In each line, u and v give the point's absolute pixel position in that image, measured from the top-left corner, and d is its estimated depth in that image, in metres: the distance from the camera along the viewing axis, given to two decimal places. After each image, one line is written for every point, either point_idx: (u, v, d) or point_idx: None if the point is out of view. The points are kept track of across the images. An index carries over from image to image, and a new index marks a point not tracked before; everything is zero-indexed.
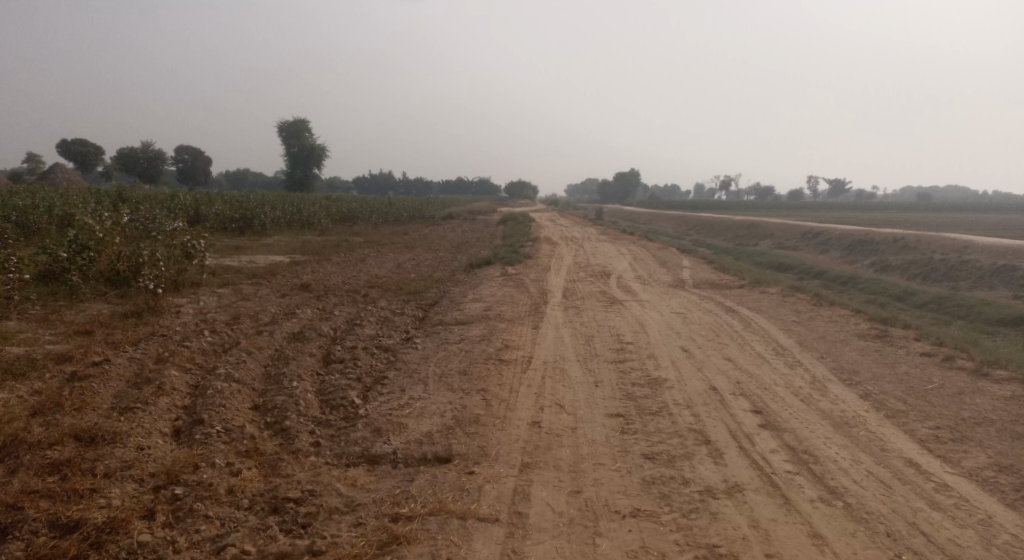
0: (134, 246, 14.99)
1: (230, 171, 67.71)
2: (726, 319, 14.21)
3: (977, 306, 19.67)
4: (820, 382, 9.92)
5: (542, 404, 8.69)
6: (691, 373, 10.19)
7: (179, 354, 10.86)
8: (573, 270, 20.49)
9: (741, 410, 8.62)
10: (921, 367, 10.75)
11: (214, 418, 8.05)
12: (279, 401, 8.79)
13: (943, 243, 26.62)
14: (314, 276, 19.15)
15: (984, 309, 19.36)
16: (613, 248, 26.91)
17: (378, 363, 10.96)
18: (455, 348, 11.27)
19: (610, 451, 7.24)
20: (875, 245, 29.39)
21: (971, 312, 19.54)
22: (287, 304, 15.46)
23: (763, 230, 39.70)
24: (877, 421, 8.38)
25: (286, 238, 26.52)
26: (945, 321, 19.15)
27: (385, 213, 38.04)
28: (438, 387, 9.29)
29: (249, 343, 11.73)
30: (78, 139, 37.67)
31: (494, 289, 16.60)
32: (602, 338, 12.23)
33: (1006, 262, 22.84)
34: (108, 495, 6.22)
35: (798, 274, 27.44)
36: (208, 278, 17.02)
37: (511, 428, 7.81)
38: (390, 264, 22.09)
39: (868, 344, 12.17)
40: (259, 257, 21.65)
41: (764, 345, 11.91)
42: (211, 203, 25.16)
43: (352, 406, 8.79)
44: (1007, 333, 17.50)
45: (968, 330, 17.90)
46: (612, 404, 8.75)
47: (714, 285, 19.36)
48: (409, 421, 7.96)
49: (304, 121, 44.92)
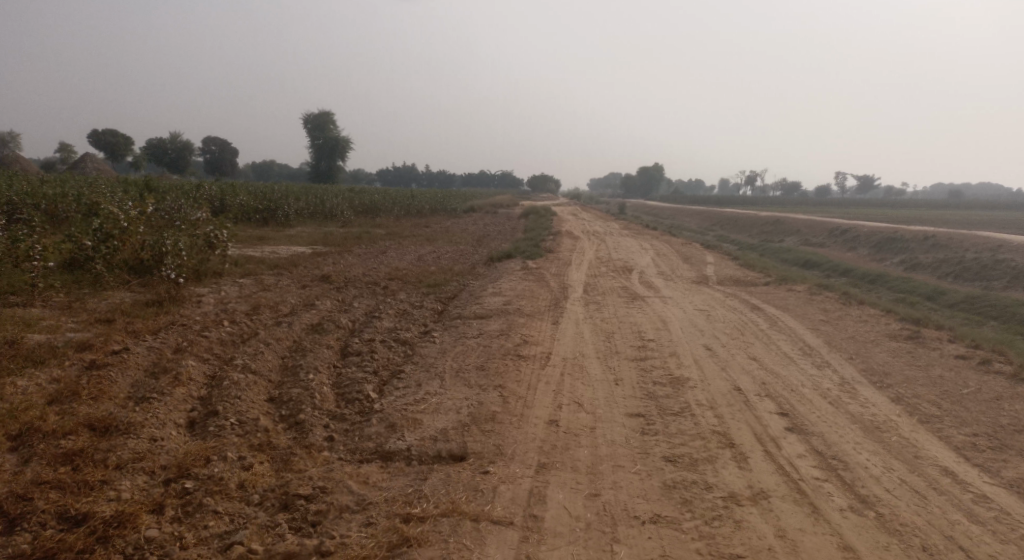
0: (157, 235, 14.97)
1: (256, 162, 68.10)
2: (751, 317, 13.90)
3: (1010, 307, 19.18)
4: (848, 384, 9.63)
5: (561, 401, 8.49)
6: (715, 372, 9.94)
7: (197, 344, 10.78)
8: (596, 264, 20.26)
9: (766, 412, 8.37)
10: (955, 370, 10.41)
11: (228, 410, 7.94)
12: (295, 393, 8.67)
13: (975, 241, 26.02)
14: (335, 266, 19.08)
15: (1018, 310, 18.86)
16: (637, 242, 26.62)
17: (395, 356, 10.81)
18: (474, 343, 11.10)
19: (630, 453, 7.04)
20: (905, 243, 28.83)
21: (1003, 312, 19.07)
22: (307, 295, 15.38)
23: (789, 226, 39.13)
24: (909, 426, 8.09)
25: (309, 229, 26.51)
26: (976, 321, 18.70)
27: (408, 206, 37.99)
28: (455, 382, 9.13)
29: (267, 334, 11.62)
30: (108, 129, 38.01)
31: (515, 283, 16.42)
32: (624, 334, 12.01)
33: None
34: (118, 488, 6.11)
35: (824, 271, 26.97)
36: (229, 268, 16.99)
37: (528, 427, 7.63)
38: (411, 256, 21.96)
39: (898, 345, 11.85)
40: (281, 247, 21.62)
41: (791, 345, 11.62)
42: (236, 193, 25.17)
43: (367, 401, 8.65)
44: None
45: (1001, 331, 17.43)
46: (632, 403, 8.54)
47: (738, 282, 19.03)
48: (423, 417, 7.79)
49: (329, 113, 45.01)
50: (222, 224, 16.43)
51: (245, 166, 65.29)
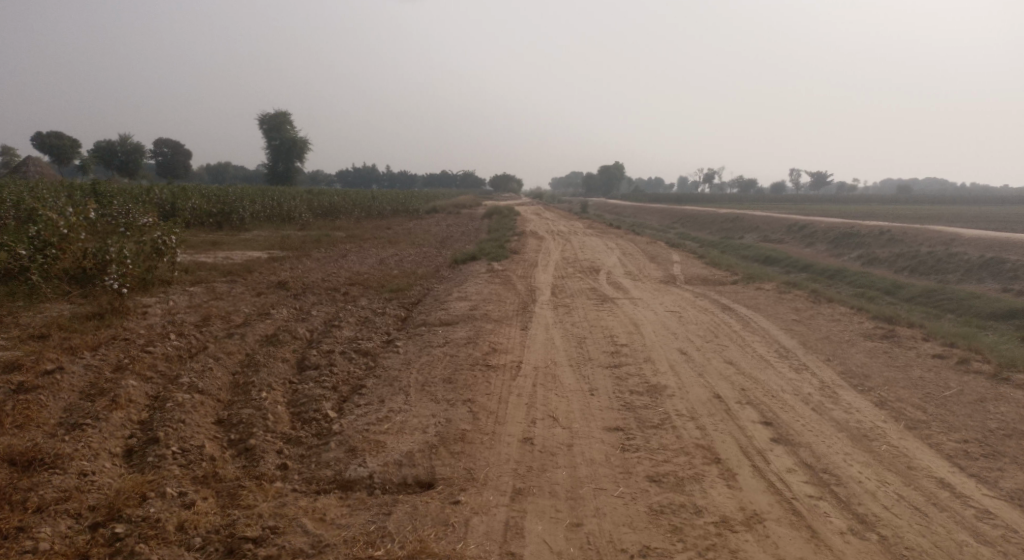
0: (101, 242, 14.11)
1: (211, 165, 66.49)
2: (723, 318, 13.50)
3: (968, 299, 19.15)
4: (830, 388, 9.23)
5: (534, 416, 7.94)
6: (692, 379, 9.48)
7: (140, 361, 10.03)
8: (561, 265, 19.77)
9: (750, 422, 7.92)
10: (935, 371, 10.09)
11: (170, 437, 7.26)
12: (246, 415, 8.00)
13: (930, 235, 26.11)
14: (292, 272, 18.29)
15: (976, 302, 18.80)
16: (600, 242, 26.24)
17: (356, 369, 10.17)
18: (439, 353, 10.50)
19: (612, 473, 6.52)
20: (862, 238, 28.88)
21: (961, 305, 19.02)
22: (262, 304, 14.63)
23: (748, 223, 39.14)
24: (899, 433, 7.70)
25: (265, 233, 25.63)
26: (936, 314, 18.61)
27: (368, 208, 37.12)
28: (420, 398, 8.52)
29: (217, 348, 10.89)
30: (54, 132, 36.59)
31: (479, 287, 15.83)
32: (595, 339, 11.50)
33: (995, 254, 22.34)
34: (36, 536, 5.46)
35: (785, 267, 26.84)
36: (180, 276, 16.13)
37: (500, 447, 7.06)
38: (372, 260, 21.24)
39: (875, 346, 11.50)
40: (236, 253, 20.76)
41: (767, 347, 11.21)
42: (188, 197, 24.21)
43: (325, 421, 8.01)
44: (1000, 328, 16.98)
45: (962, 325, 17.31)
46: (609, 416, 8.02)
47: (705, 281, 18.67)
48: (387, 439, 7.18)
49: (286, 113, 43.96)
50: (172, 229, 15.62)
51: (199, 170, 63.74)
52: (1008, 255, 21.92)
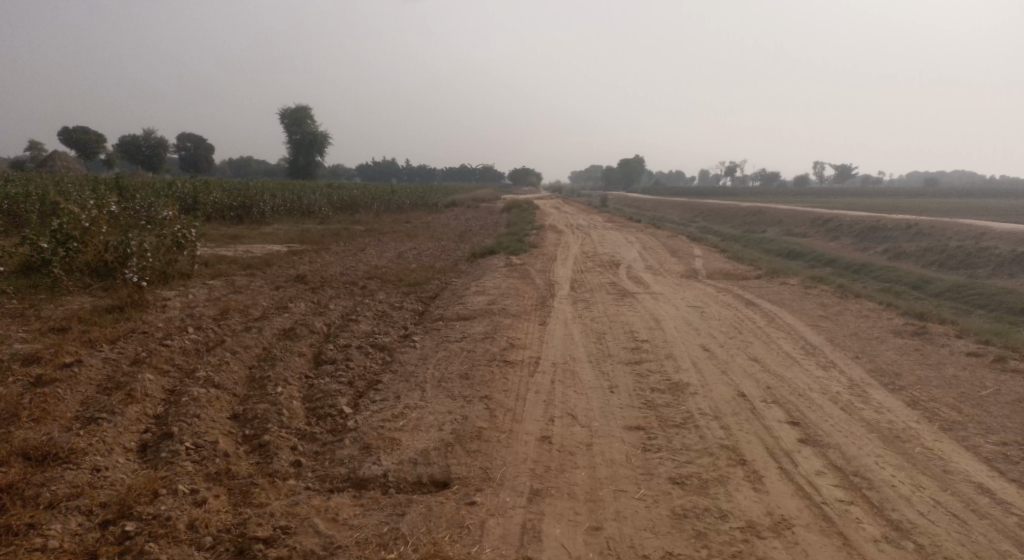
0: (122, 235, 14.06)
1: (233, 159, 66.82)
2: (747, 314, 13.22)
3: (998, 295, 18.70)
4: (859, 386, 8.97)
5: (552, 414, 7.76)
6: (715, 376, 9.24)
7: (157, 355, 9.95)
8: (581, 259, 19.55)
9: (776, 421, 7.69)
10: (968, 370, 9.79)
11: (184, 432, 7.15)
12: (260, 410, 7.87)
13: (959, 229, 25.57)
14: (311, 266, 18.21)
15: (1006, 298, 18.35)
16: (621, 235, 25.97)
17: (373, 364, 10.03)
18: (456, 348, 10.34)
19: (633, 474, 6.33)
20: (887, 232, 28.36)
21: (991, 300, 18.59)
22: (280, 297, 14.54)
23: (771, 217, 38.61)
24: (932, 435, 7.46)
25: (286, 227, 25.61)
26: (965, 310, 18.19)
27: (388, 201, 37.05)
28: (436, 394, 8.36)
29: (234, 341, 10.79)
30: (80, 127, 36.85)
31: (499, 281, 15.65)
32: (616, 335, 11.29)
33: None
34: (46, 534, 5.36)
35: (808, 262, 26.43)
36: (199, 269, 16.09)
37: (517, 445, 6.88)
38: (391, 253, 21.12)
39: (905, 343, 11.20)
40: (256, 246, 20.72)
41: (793, 344, 10.94)
42: (209, 190, 24.21)
43: (340, 417, 7.87)
44: None
45: (993, 321, 16.90)
46: (630, 414, 7.81)
47: (728, 276, 18.36)
48: (402, 436, 7.03)
49: (307, 108, 44.01)
50: (192, 223, 15.54)
51: (221, 164, 64.07)
52: None
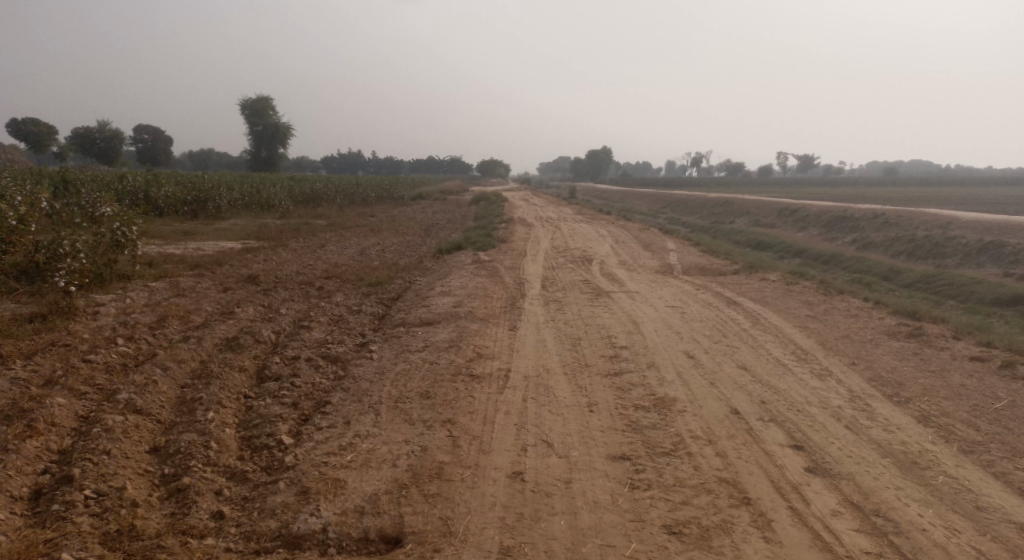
0: (55, 233, 12.61)
1: (194, 153, 64.87)
2: (730, 314, 12.30)
3: (970, 285, 18.07)
4: (862, 400, 8.05)
5: (524, 442, 6.73)
6: (704, 390, 8.27)
7: (74, 375, 8.71)
8: (551, 255, 18.57)
9: (777, 445, 6.76)
10: (975, 378, 8.95)
11: (87, 475, 6.08)
12: (185, 442, 6.74)
13: (926, 218, 24.99)
14: (265, 265, 16.94)
15: (979, 288, 17.71)
16: (591, 229, 25.07)
17: (322, 380, 8.89)
18: (416, 360, 9.25)
19: (621, 523, 5.50)
20: (855, 221, 27.73)
21: (962, 290, 17.95)
22: (227, 301, 13.33)
23: (738, 208, 37.96)
24: (955, 458, 6.62)
25: (244, 222, 24.23)
26: (936, 301, 17.53)
27: (352, 195, 35.68)
28: (391, 419, 7.29)
29: (167, 355, 9.57)
30: (30, 118, 34.78)
31: (464, 279, 14.61)
32: (591, 340, 10.30)
33: (994, 238, 21.24)
34: None
35: (777, 253, 25.74)
36: (142, 270, 14.76)
37: (483, 485, 5.91)
38: (352, 250, 19.92)
39: (902, 346, 10.35)
40: (208, 244, 19.40)
41: (783, 349, 10.03)
42: (160, 184, 22.71)
43: (279, 449, 6.77)
44: (1006, 315, 15.92)
45: (967, 312, 16.25)
46: (613, 440, 6.82)
47: (704, 271, 17.46)
48: (347, 476, 6.05)
49: (268, 99, 42.39)
50: (134, 218, 14.20)
51: (182, 156, 62.01)
52: (1008, 239, 20.80)
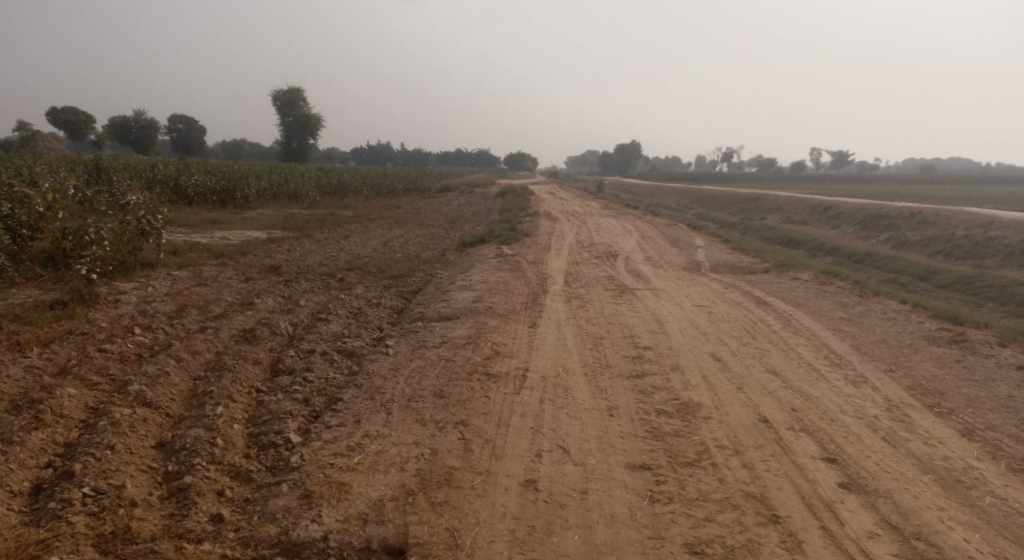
0: (81, 220, 12.43)
1: (226, 143, 65.23)
2: (760, 315, 11.88)
3: (1010, 287, 17.41)
4: (899, 409, 7.64)
5: (539, 448, 6.42)
6: (731, 395, 7.88)
7: (86, 364, 8.50)
8: (576, 250, 18.20)
9: (808, 458, 6.40)
10: (1022, 388, 8.50)
11: (87, 472, 5.86)
12: (190, 438, 6.49)
13: (965, 217, 24.22)
14: (288, 255, 16.74)
15: (1020, 291, 17.05)
16: (618, 224, 24.65)
17: (336, 376, 8.62)
18: (432, 357, 8.96)
19: (639, 539, 5.33)
20: (890, 220, 26.98)
21: (1001, 293, 17.30)
22: (247, 291, 13.13)
23: (769, 204, 37.21)
24: (1001, 478, 6.27)
25: (270, 212, 24.09)
26: (974, 303, 16.92)
27: (378, 185, 35.46)
28: (403, 419, 7.02)
29: (182, 346, 9.34)
30: (67, 107, 35.01)
31: (486, 274, 14.31)
32: (613, 339, 9.96)
33: None
34: None
35: (809, 251, 25.11)
36: (166, 258, 14.60)
37: (494, 494, 5.74)
38: (375, 242, 19.70)
39: (943, 352, 9.88)
40: (233, 233, 19.25)
41: (816, 353, 9.61)
42: (189, 172, 22.62)
43: (285, 449, 6.50)
44: None
45: (1007, 316, 15.65)
46: (634, 447, 6.49)
47: (733, 269, 16.99)
48: (353, 480, 5.86)
49: (299, 89, 42.35)
50: (159, 207, 14.02)
51: (213, 145, 62.36)
52: None
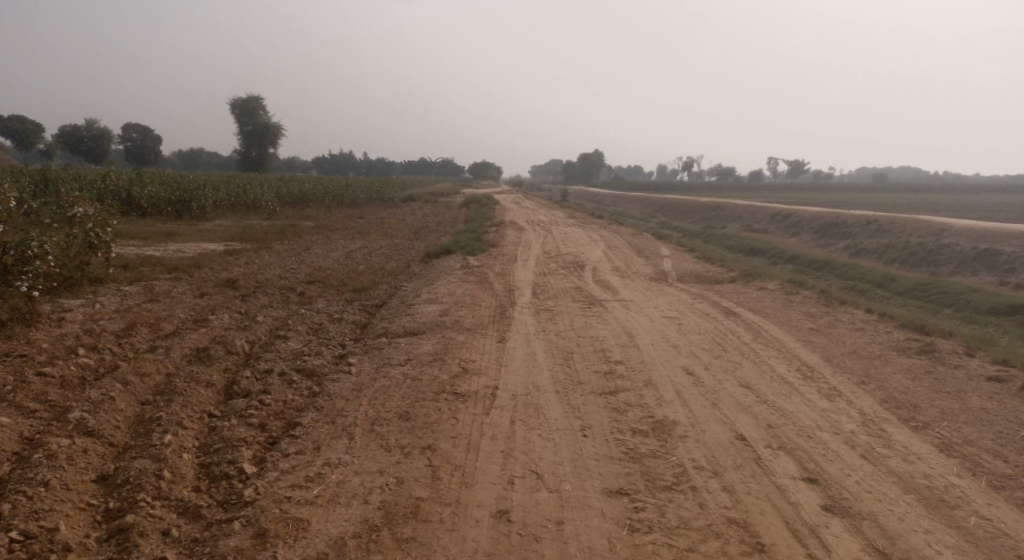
0: (24, 233, 11.78)
1: (183, 153, 63.95)
2: (730, 326, 11.68)
3: (965, 293, 17.53)
4: (877, 424, 7.44)
5: (511, 474, 6.08)
6: (706, 412, 7.62)
7: (23, 389, 7.95)
8: (542, 261, 17.92)
9: (789, 478, 6.15)
10: (994, 400, 8.38)
11: (17, 513, 5.39)
12: (135, 471, 6.04)
13: (920, 224, 24.46)
14: (245, 268, 16.19)
15: (975, 297, 17.17)
16: (583, 233, 24.46)
17: (295, 398, 8.20)
18: (397, 376, 8.57)
19: None
20: (848, 227, 27.18)
21: (957, 299, 17.39)
22: (202, 307, 12.59)
23: (729, 212, 37.40)
24: (984, 496, 6.09)
25: (228, 223, 23.42)
26: (931, 309, 17.00)
27: (340, 195, 34.88)
28: (366, 445, 6.63)
29: (130, 367, 8.82)
30: (16, 115, 33.84)
31: (451, 286, 13.94)
32: (583, 354, 9.66)
33: (989, 245, 20.68)
34: None
35: (770, 258, 25.17)
36: (116, 272, 13.97)
37: (464, 527, 5.40)
38: (337, 253, 19.23)
39: (913, 363, 9.75)
40: (188, 246, 18.61)
41: (788, 366, 9.41)
42: (142, 183, 21.87)
43: (239, 480, 6.08)
44: (1003, 325, 15.38)
45: (964, 322, 15.72)
46: (610, 471, 6.18)
47: (699, 279, 16.84)
48: (313, 516, 5.48)
49: (258, 97, 41.58)
50: (109, 219, 13.34)
51: (171, 154, 61.05)
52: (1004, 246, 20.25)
